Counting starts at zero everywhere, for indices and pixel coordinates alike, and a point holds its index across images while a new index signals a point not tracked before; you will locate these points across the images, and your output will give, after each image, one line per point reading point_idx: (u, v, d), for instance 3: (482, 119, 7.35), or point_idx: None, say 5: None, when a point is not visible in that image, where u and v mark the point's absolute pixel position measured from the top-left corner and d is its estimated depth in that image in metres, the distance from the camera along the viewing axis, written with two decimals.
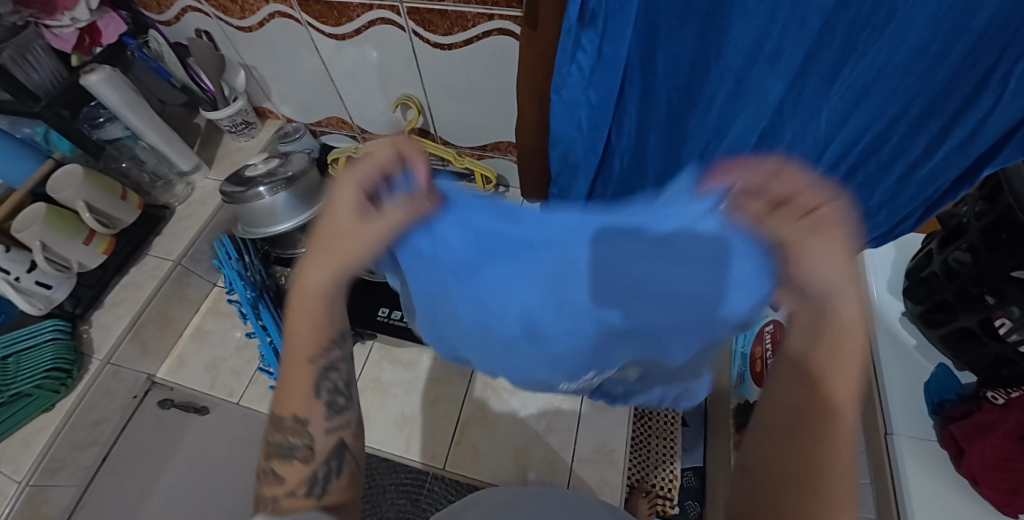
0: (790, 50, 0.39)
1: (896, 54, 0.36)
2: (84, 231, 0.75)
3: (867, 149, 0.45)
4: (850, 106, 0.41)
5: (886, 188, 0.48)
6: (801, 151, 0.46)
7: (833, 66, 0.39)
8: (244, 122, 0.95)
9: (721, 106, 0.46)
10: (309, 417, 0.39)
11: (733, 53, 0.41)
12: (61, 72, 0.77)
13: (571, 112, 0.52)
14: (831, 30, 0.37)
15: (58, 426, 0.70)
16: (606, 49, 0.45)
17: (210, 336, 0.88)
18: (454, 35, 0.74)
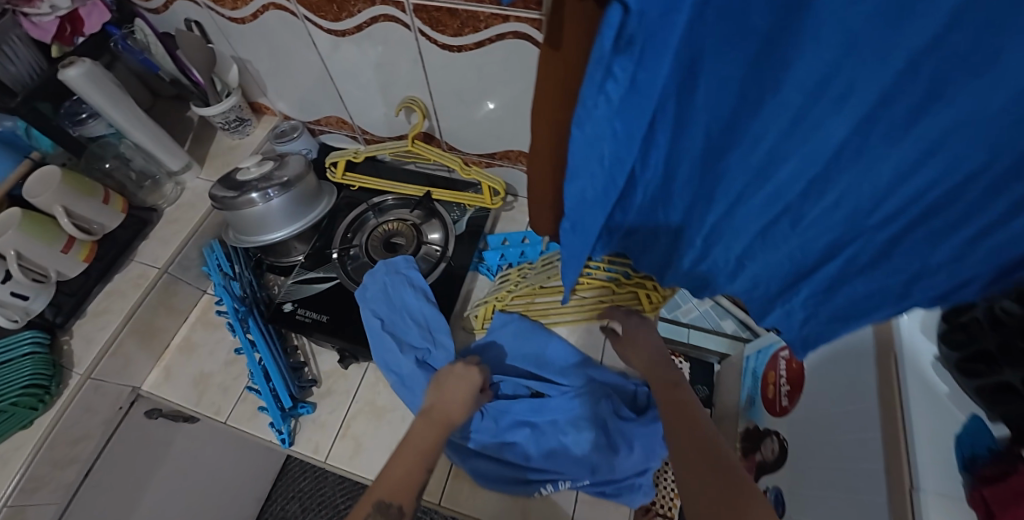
0: (863, 90, 0.33)
1: (991, 102, 0.29)
2: (62, 239, 0.70)
3: (936, 203, 0.37)
4: (922, 155, 0.34)
5: (950, 250, 0.39)
6: (857, 197, 0.40)
7: (910, 112, 0.33)
8: (238, 119, 0.89)
9: (771, 143, 0.41)
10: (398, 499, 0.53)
11: (794, 88, 0.36)
12: (40, 63, 0.72)
13: (590, 146, 0.42)
14: (915, 70, 0.30)
15: (36, 446, 0.67)
16: (641, 76, 0.36)
17: (197, 348, 0.83)
18: (464, 37, 0.67)
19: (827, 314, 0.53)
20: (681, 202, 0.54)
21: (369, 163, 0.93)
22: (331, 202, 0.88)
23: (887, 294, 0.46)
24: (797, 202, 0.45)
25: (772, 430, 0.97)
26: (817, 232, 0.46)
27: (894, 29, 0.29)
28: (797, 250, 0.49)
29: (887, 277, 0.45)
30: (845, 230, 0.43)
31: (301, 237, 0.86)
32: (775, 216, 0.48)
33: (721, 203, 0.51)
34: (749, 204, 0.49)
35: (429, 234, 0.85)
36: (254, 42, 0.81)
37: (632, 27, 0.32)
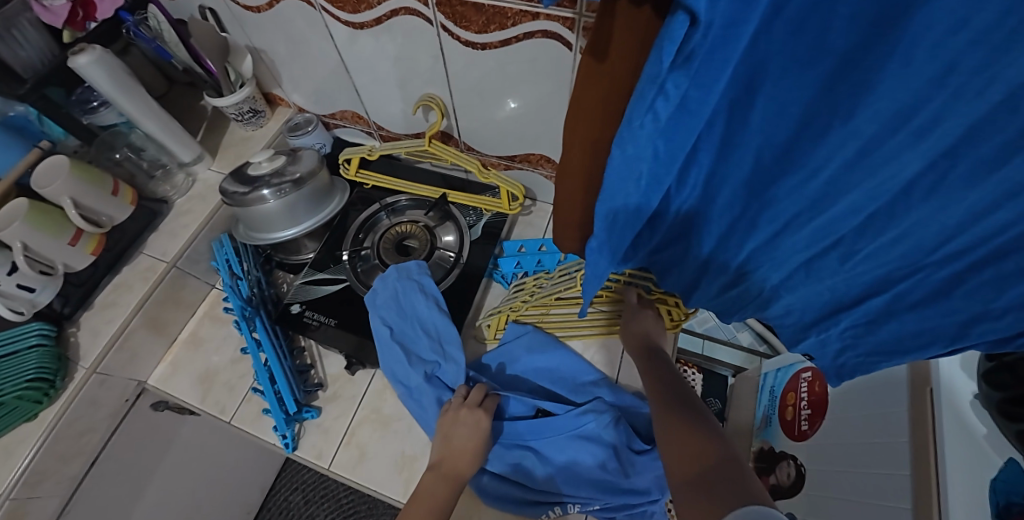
0: (950, 124, 0.29)
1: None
2: (70, 231, 0.69)
3: (1009, 245, 0.35)
4: (1003, 196, 0.31)
5: (1016, 294, 0.37)
6: (920, 236, 0.37)
7: (1000, 150, 0.29)
8: (251, 111, 0.87)
9: (830, 176, 0.37)
10: None
11: (869, 117, 0.32)
12: (52, 49, 0.70)
13: (628, 165, 0.37)
14: (1014, 104, 0.27)
15: (40, 440, 0.66)
16: (693, 93, 0.32)
17: (203, 344, 0.82)
18: (489, 34, 0.63)
19: (861, 351, 0.51)
20: (715, 226, 0.49)
21: (384, 161, 0.90)
22: (344, 200, 0.85)
23: (938, 335, 0.44)
24: (850, 237, 0.41)
25: (789, 454, 0.92)
26: (869, 267, 0.42)
27: (999, 59, 0.25)
28: (842, 284, 0.46)
29: (940, 317, 0.42)
30: (902, 264, 0.41)
31: (312, 235, 0.84)
32: (823, 250, 0.44)
33: (762, 232, 0.46)
34: (793, 237, 0.45)
35: (443, 238, 0.82)
36: (270, 32, 0.78)
37: (697, 42, 0.27)
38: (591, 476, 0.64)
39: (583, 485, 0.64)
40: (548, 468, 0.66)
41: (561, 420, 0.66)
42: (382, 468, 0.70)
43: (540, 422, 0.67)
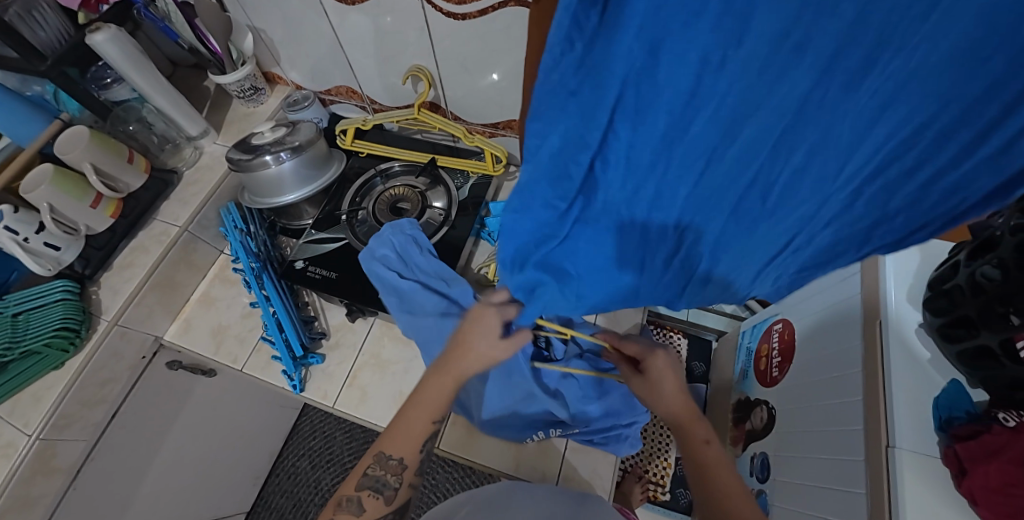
0: (820, 41, 0.29)
1: (930, 57, 0.29)
2: (91, 194, 0.76)
3: (893, 159, 0.34)
4: (877, 111, 0.32)
5: (908, 194, 0.36)
6: (822, 164, 0.36)
7: (861, 64, 0.30)
8: (252, 88, 0.93)
9: (730, 108, 0.33)
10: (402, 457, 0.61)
11: (755, 39, 0.29)
12: (68, 30, 0.76)
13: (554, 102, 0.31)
14: (864, 23, 0.28)
15: (67, 384, 0.73)
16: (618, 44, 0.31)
17: (216, 302, 0.89)
18: (468, 5, 0.69)
19: (792, 269, 0.46)
20: (640, 193, 0.39)
21: (377, 131, 0.97)
22: (342, 167, 0.92)
23: (850, 243, 0.41)
24: (759, 178, 0.38)
25: (761, 400, 1.02)
26: (785, 207, 0.39)
27: None
28: (770, 231, 0.42)
29: (844, 236, 0.41)
30: (816, 198, 0.38)
31: (311, 201, 0.90)
32: (739, 200, 0.40)
33: (683, 181, 0.38)
34: (711, 187, 0.39)
35: (434, 201, 0.89)
36: (268, 11, 0.84)
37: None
38: (564, 401, 0.72)
39: (557, 410, 0.72)
40: (527, 399, 0.73)
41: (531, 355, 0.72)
42: (384, 403, 0.77)
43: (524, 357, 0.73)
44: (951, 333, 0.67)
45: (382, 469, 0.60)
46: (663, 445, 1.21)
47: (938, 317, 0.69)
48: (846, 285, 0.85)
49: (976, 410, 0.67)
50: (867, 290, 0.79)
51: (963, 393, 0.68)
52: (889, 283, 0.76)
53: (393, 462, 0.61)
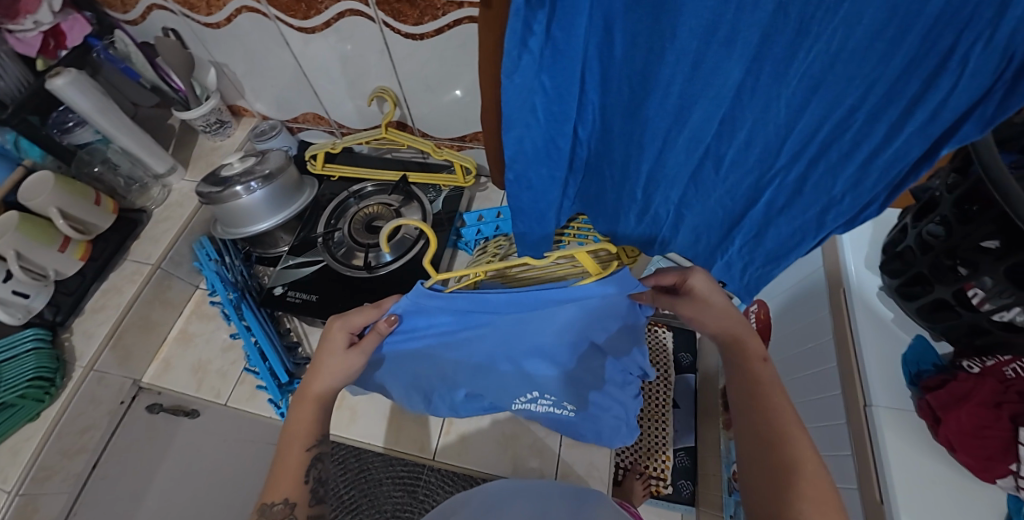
0: (746, 34, 0.35)
1: (851, 38, 0.33)
2: (58, 239, 0.75)
3: (829, 138, 0.39)
4: (808, 91, 0.37)
5: (848, 176, 0.41)
6: (763, 138, 0.42)
7: (787, 49, 0.35)
8: (218, 121, 0.94)
9: (680, 88, 0.41)
10: (295, 497, 0.53)
11: (688, 34, 0.36)
12: (27, 78, 0.76)
13: (523, 96, 0.42)
14: (784, 13, 0.33)
15: (45, 435, 0.71)
16: (556, 32, 0.38)
17: (195, 339, 0.90)
18: (425, 25, 0.72)
19: (760, 258, 0.54)
20: (615, 154, 0.51)
21: (347, 154, 0.99)
22: (314, 193, 0.93)
23: (806, 232, 0.47)
24: (714, 143, 0.45)
25: None
26: (737, 172, 0.46)
27: None
28: (727, 194, 0.49)
29: (802, 215, 0.46)
30: (759, 171, 0.45)
31: (286, 227, 0.91)
32: (698, 161, 0.48)
33: (648, 152, 0.49)
34: (674, 151, 0.47)
35: (409, 216, 0.90)
36: (228, 45, 0.85)
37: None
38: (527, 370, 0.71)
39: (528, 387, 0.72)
40: (494, 381, 0.72)
41: (480, 372, 0.71)
42: (374, 422, 0.86)
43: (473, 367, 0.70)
44: (908, 291, 0.71)
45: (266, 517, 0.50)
46: (659, 441, 1.11)
47: (896, 278, 0.73)
48: (811, 259, 0.89)
49: (943, 362, 0.70)
50: (828, 264, 0.83)
51: (928, 345, 0.71)
52: (848, 253, 0.81)
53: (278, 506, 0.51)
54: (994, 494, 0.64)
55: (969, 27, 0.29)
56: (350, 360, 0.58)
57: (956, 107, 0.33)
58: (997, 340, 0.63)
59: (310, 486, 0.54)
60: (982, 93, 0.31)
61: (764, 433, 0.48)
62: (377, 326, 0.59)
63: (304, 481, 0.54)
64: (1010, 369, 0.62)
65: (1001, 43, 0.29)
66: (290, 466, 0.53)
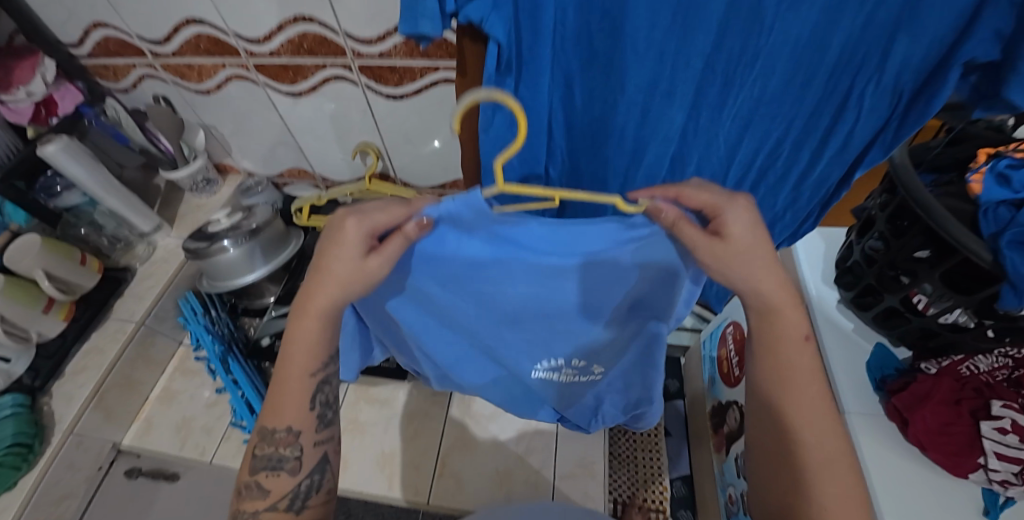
0: (683, 87, 0.41)
1: (769, 86, 0.39)
2: (43, 301, 0.75)
3: (764, 164, 0.46)
4: (741, 129, 0.44)
5: (786, 195, 0.48)
6: (710, 170, 0.48)
7: (718, 97, 0.41)
8: (204, 180, 0.98)
9: (634, 132, 0.46)
10: (301, 428, 0.43)
11: (635, 88, 0.42)
12: (17, 144, 0.80)
13: (496, 147, 0.47)
14: (712, 68, 0.39)
15: (21, 506, 0.67)
16: (523, 92, 0.43)
17: (177, 397, 0.88)
18: (405, 87, 0.78)
19: None
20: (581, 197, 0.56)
21: (332, 206, 1.03)
22: (300, 243, 0.95)
23: None
24: (669, 178, 0.51)
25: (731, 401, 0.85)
26: None
27: (685, 43, 0.37)
28: None
29: None
30: None
31: (274, 278, 0.92)
32: None
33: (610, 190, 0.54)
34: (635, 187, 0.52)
35: None
36: (217, 109, 0.90)
37: (508, 52, 0.39)
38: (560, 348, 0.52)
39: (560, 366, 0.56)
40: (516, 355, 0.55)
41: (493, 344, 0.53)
42: (368, 467, 0.86)
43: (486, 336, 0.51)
44: (862, 301, 0.77)
45: (271, 447, 0.42)
46: None
47: (850, 290, 0.79)
48: None
49: (904, 365, 0.74)
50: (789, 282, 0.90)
51: (888, 351, 0.77)
52: (805, 270, 0.87)
53: (282, 435, 0.42)
54: (969, 488, 0.66)
55: (861, 73, 0.36)
56: (369, 272, 0.36)
57: (863, 133, 0.40)
58: (946, 341, 0.69)
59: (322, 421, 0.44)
60: (881, 121, 0.39)
61: (779, 417, 0.39)
62: (404, 227, 0.35)
63: (311, 408, 0.43)
64: (965, 368, 0.68)
65: (886, 84, 0.36)
66: (292, 393, 0.42)
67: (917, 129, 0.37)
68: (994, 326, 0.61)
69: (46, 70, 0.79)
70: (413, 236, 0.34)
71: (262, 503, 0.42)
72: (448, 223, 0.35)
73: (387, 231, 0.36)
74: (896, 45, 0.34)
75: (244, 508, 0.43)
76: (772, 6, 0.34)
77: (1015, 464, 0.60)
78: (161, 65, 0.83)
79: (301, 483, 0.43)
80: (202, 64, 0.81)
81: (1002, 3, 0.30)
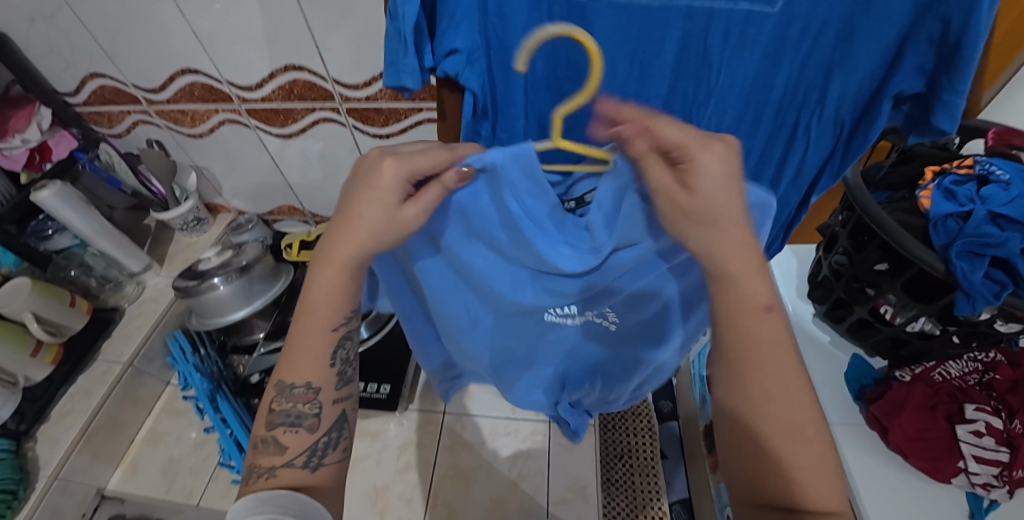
0: None
1: (722, 124, 0.43)
2: (30, 343, 0.76)
3: None
4: None
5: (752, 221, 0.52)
6: None
7: None
8: (195, 219, 1.00)
9: None
10: (321, 385, 0.40)
11: None
12: (11, 191, 0.83)
13: None
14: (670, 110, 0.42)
15: None
16: (500, 136, 0.45)
17: (164, 437, 0.87)
18: (390, 126, 0.82)
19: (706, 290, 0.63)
20: None
21: None
22: (290, 278, 0.96)
23: None
24: None
25: (720, 419, 0.79)
26: None
27: (642, 88, 0.40)
28: None
29: None
30: None
31: (262, 313, 0.93)
32: None
33: None
34: None
35: None
36: (209, 151, 0.93)
37: (482, 101, 0.41)
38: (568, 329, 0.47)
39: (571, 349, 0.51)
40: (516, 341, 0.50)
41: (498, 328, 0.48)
42: (360, 501, 0.85)
43: (490, 317, 0.47)
44: (835, 314, 0.79)
45: (290, 402, 0.40)
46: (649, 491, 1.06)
47: (823, 304, 0.81)
48: None
49: (880, 375, 0.75)
50: None
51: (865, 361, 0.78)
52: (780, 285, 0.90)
53: (300, 390, 0.40)
54: (954, 493, 0.65)
55: (803, 109, 0.40)
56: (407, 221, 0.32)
57: (814, 161, 0.44)
58: (917, 349, 0.71)
59: (339, 379, 0.41)
60: (828, 149, 0.43)
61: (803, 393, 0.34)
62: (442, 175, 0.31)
63: (330, 365, 0.40)
64: (937, 374, 0.68)
65: (826, 119, 0.40)
66: (310, 352, 0.39)
67: (862, 153, 0.40)
68: (957, 332, 0.63)
69: (41, 118, 0.82)
70: (451, 186, 0.31)
71: (279, 460, 0.39)
72: (489, 176, 0.31)
73: (426, 177, 0.32)
74: (832, 83, 0.38)
75: (258, 467, 0.39)
76: (716, 51, 0.37)
77: (995, 466, 0.60)
78: (155, 111, 0.86)
79: (319, 441, 0.40)
80: (196, 110, 0.85)
81: (921, 43, 0.33)
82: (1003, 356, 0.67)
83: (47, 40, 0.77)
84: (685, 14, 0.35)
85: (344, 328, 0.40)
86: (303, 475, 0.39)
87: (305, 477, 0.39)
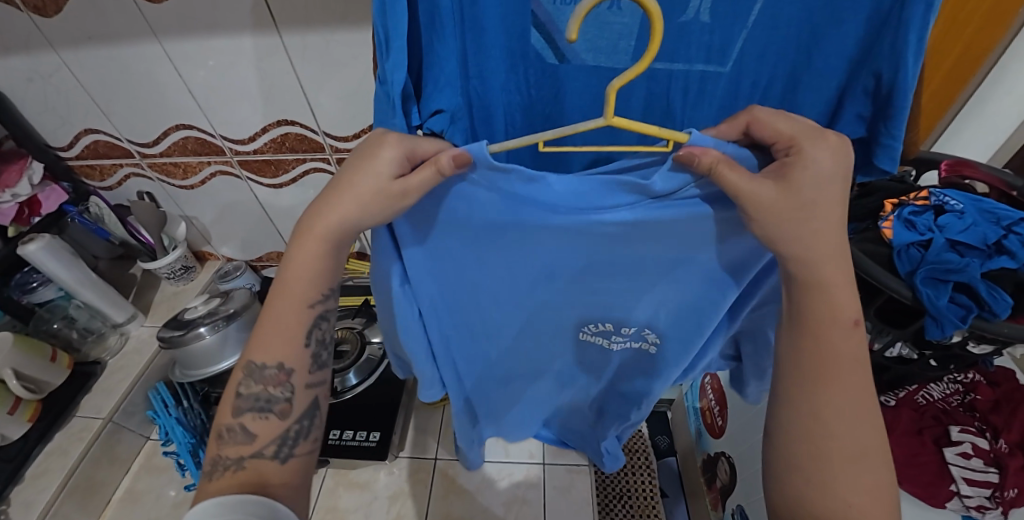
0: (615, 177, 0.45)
1: None
2: (9, 401, 0.74)
3: None
4: None
5: None
6: None
7: None
8: (183, 268, 0.99)
9: None
10: (293, 366, 0.41)
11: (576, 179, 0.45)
12: None
13: None
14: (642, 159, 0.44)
15: None
16: None
17: (142, 497, 0.83)
18: None
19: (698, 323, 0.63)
20: None
21: None
22: None
23: None
24: None
25: (719, 452, 0.81)
26: None
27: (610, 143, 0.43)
28: None
29: None
30: None
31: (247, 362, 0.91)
32: None
33: None
34: None
35: (372, 335, 0.98)
36: (200, 202, 0.95)
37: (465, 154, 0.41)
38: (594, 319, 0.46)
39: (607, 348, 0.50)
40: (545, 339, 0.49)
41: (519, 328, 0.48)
42: None
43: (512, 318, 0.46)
44: None
45: (258, 384, 0.40)
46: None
47: None
48: None
49: None
50: None
51: None
52: None
53: (272, 371, 0.40)
54: None
55: None
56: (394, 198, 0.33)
57: None
58: (897, 373, 0.69)
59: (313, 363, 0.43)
60: None
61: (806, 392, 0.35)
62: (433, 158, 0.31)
63: (303, 345, 0.41)
64: (920, 397, 0.69)
65: None
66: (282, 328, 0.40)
67: None
68: (933, 356, 0.64)
69: (32, 173, 0.83)
70: (448, 171, 0.30)
71: (247, 450, 0.39)
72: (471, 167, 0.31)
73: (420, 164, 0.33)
74: None
75: (224, 458, 0.39)
76: (680, 101, 0.40)
77: (985, 488, 0.59)
78: (148, 164, 0.88)
79: (290, 428, 0.41)
80: (188, 163, 0.87)
81: (858, 94, 0.36)
82: (981, 376, 0.68)
83: (44, 98, 0.79)
84: (648, 75, 0.39)
85: (320, 307, 0.41)
86: (267, 468, 0.39)
87: (275, 470, 0.39)
